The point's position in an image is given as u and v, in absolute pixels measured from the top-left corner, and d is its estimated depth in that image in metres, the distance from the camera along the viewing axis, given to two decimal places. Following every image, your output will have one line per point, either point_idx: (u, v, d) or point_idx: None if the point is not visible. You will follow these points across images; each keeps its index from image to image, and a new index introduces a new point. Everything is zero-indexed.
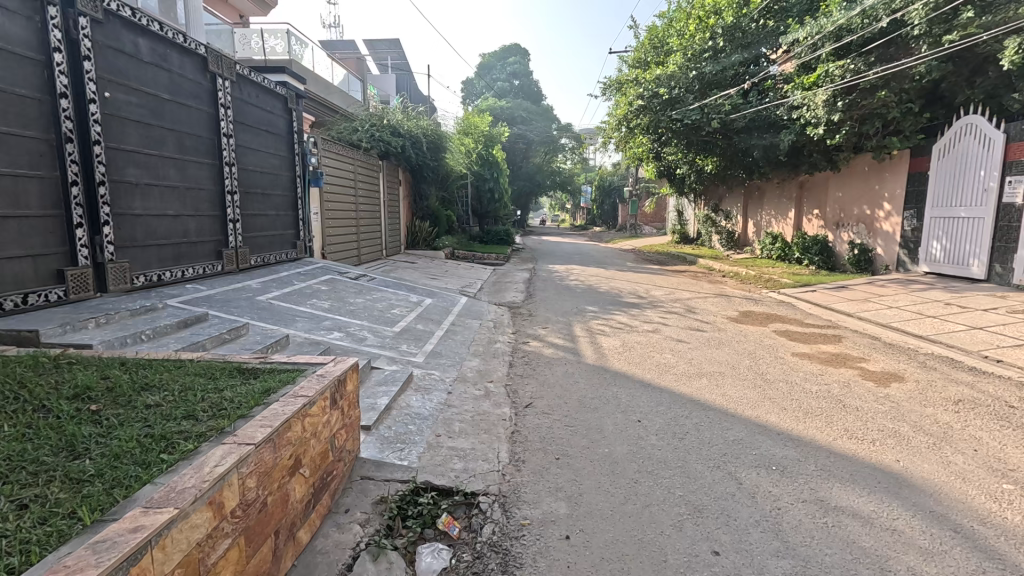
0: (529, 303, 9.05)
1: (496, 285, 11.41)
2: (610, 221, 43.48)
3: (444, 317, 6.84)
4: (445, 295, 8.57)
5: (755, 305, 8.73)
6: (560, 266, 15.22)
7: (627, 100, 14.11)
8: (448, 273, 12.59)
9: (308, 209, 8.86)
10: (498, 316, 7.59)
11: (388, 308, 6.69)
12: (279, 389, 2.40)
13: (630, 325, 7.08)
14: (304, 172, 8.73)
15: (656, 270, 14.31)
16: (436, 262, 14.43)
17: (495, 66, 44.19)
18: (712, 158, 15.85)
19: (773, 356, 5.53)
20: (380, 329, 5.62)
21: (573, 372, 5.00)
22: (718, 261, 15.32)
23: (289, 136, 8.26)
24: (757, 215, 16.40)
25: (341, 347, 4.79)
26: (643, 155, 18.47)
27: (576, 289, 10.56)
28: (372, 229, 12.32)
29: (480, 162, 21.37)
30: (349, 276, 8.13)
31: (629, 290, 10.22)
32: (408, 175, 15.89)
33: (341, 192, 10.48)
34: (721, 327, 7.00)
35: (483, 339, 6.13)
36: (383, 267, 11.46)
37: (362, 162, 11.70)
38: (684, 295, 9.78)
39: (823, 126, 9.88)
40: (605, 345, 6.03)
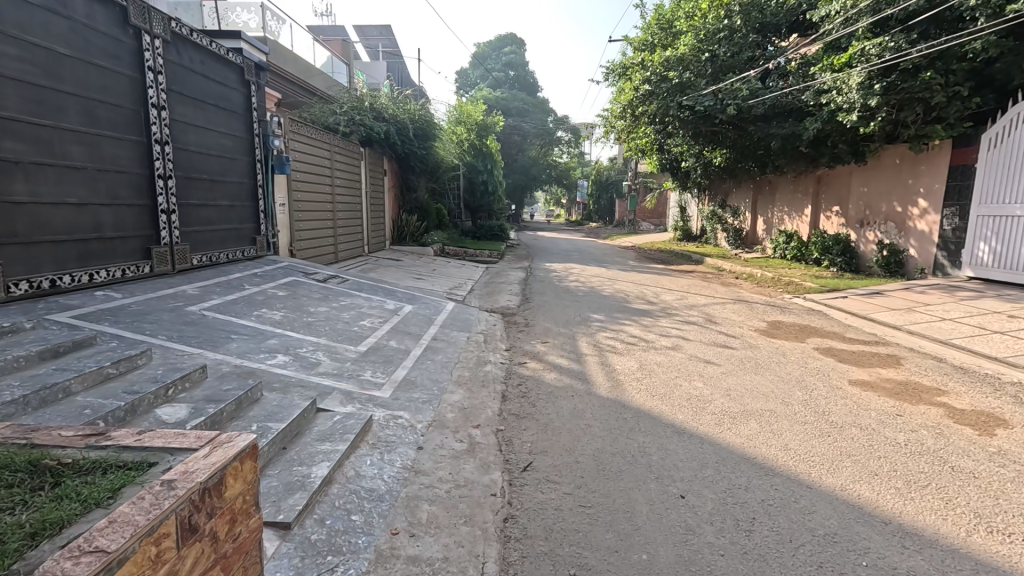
0: (526, 309, 7.93)
1: (488, 286, 10.30)
2: (607, 216, 42.35)
3: (424, 330, 5.74)
4: (428, 299, 7.45)
5: (782, 313, 7.67)
6: (558, 265, 14.13)
7: (632, 85, 13.00)
8: (436, 272, 11.47)
9: (271, 200, 7.65)
10: (490, 326, 6.49)
11: (356, 319, 5.57)
12: (67, 527, 1.29)
13: (645, 340, 6.01)
14: (267, 157, 7.52)
15: (661, 270, 13.26)
16: (424, 259, 13.29)
17: (490, 56, 42.80)
18: (722, 149, 14.78)
19: (827, 386, 4.48)
20: (339, 350, 4.50)
21: (582, 409, 3.93)
22: (727, 260, 14.29)
23: (246, 114, 7.05)
24: (769, 212, 15.35)
25: (280, 376, 3.66)
26: (647, 147, 17.36)
27: (577, 292, 9.46)
28: (352, 223, 11.16)
29: (473, 154, 20.58)
30: (316, 278, 6.98)
31: (637, 295, 9.13)
32: (395, 165, 14.69)
33: (315, 180, 9.32)
34: (751, 342, 5.96)
35: (471, 359, 5.03)
36: (362, 267, 10.32)
37: (341, 148, 10.53)
38: (699, 300, 8.71)
39: (855, 112, 8.75)
40: (619, 368, 4.96)
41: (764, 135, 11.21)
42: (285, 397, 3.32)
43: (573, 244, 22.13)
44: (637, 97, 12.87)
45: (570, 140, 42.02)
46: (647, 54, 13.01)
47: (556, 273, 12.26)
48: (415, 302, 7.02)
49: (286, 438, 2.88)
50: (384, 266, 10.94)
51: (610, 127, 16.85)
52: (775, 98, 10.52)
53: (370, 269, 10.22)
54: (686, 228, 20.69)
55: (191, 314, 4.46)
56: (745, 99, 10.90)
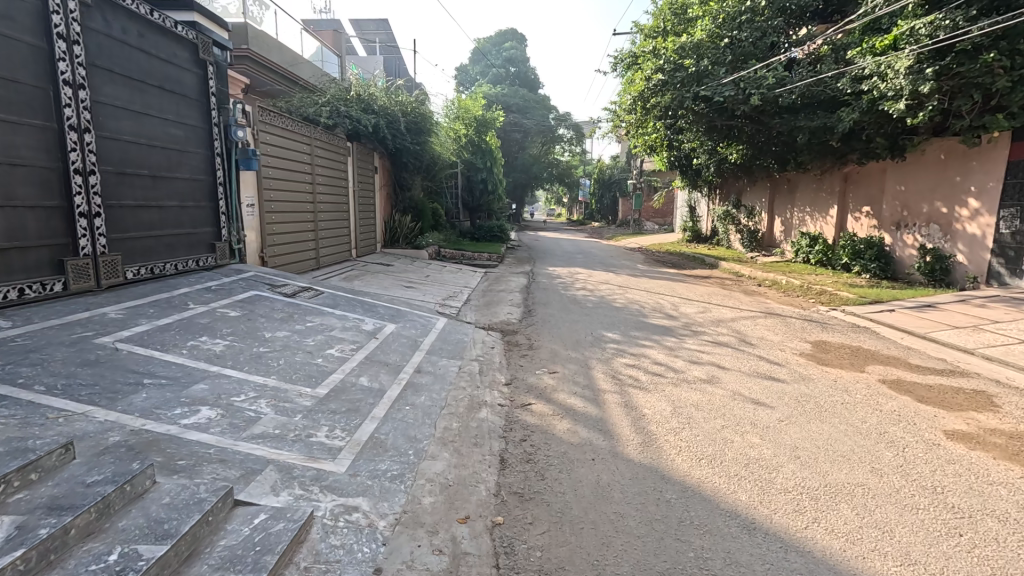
0: (528, 325, 6.92)
1: (485, 296, 9.31)
2: (609, 216, 41.34)
3: (406, 358, 4.74)
4: (415, 314, 6.45)
5: (824, 331, 6.65)
6: (562, 269, 13.12)
7: (642, 75, 11.98)
8: (429, 279, 10.48)
9: (236, 199, 6.63)
10: (486, 350, 5.49)
11: (322, 347, 4.55)
12: None
13: (673, 369, 5.00)
14: (230, 150, 6.48)
15: (674, 276, 12.25)
16: (417, 264, 12.28)
17: (490, 52, 41.67)
18: (739, 143, 13.77)
19: (919, 441, 3.47)
20: (290, 395, 3.49)
21: (608, 482, 2.93)
22: (743, 265, 13.29)
23: (203, 100, 6.02)
24: (787, 212, 14.34)
25: (193, 444, 2.65)
26: (656, 142, 16.35)
27: (585, 303, 8.45)
28: (337, 224, 10.18)
29: (472, 150, 19.63)
30: (285, 291, 5.99)
31: (652, 307, 8.13)
32: (386, 162, 13.70)
33: (293, 178, 8.35)
34: (799, 372, 4.95)
35: (461, 402, 4.02)
36: (347, 273, 9.34)
37: (324, 142, 9.54)
38: (724, 313, 7.69)
39: (902, 100, 7.73)
40: (646, 411, 3.96)
41: (791, 128, 10.19)
42: (190, 484, 2.31)
43: (576, 246, 21.16)
44: (648, 87, 11.83)
45: (572, 138, 40.97)
46: (660, 41, 11.97)
47: (561, 279, 11.27)
48: (400, 319, 6.02)
49: (166, 572, 1.86)
50: (372, 273, 9.95)
51: (617, 121, 15.84)
52: (806, 87, 9.48)
53: (355, 276, 9.23)
54: (695, 228, 19.70)
55: (97, 348, 3.43)
56: (771, 88, 9.87)
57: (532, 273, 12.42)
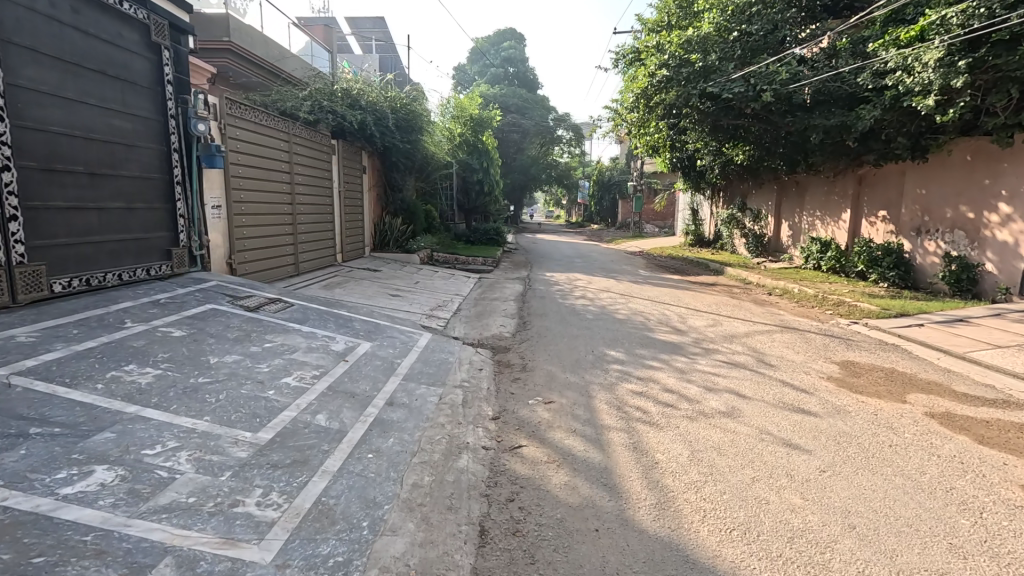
0: (522, 341, 6.27)
1: (476, 305, 8.65)
2: (608, 218, 40.73)
3: (378, 387, 4.08)
4: (395, 328, 5.79)
5: (849, 349, 6.01)
6: (561, 275, 12.49)
7: (645, 71, 11.37)
8: (418, 286, 9.82)
9: (197, 201, 5.96)
10: (472, 373, 4.83)
11: (278, 373, 3.89)
12: None
13: (686, 398, 4.35)
14: (190, 146, 5.82)
15: (678, 283, 11.64)
16: (407, 269, 11.64)
17: (490, 52, 41.01)
18: (746, 142, 13.17)
19: (998, 503, 2.82)
20: (221, 444, 2.82)
21: (617, 568, 2.27)
22: (750, 271, 12.68)
23: (156, 88, 5.36)
24: (796, 216, 13.73)
25: (64, 527, 1.98)
26: (659, 142, 15.73)
27: (585, 315, 7.80)
28: (319, 227, 9.53)
29: (468, 150, 18.97)
30: (250, 304, 5.33)
31: (657, 319, 7.48)
32: (376, 161, 13.05)
33: (268, 178, 7.72)
34: (831, 402, 4.30)
35: (437, 445, 3.35)
36: (328, 280, 8.68)
37: (306, 139, 8.91)
38: (737, 327, 7.05)
39: (930, 96, 7.10)
40: (659, 458, 3.30)
41: (805, 127, 9.56)
42: None
43: (575, 249, 20.53)
44: (652, 84, 11.20)
45: (571, 139, 40.37)
46: (664, 35, 11.34)
47: (559, 286, 10.63)
48: (377, 336, 5.35)
49: None
50: (357, 280, 9.30)
51: (619, 120, 15.21)
52: (822, 82, 8.86)
53: (337, 284, 8.58)
54: (697, 232, 19.07)
55: None
56: (784, 83, 9.25)
57: (529, 279, 11.79)
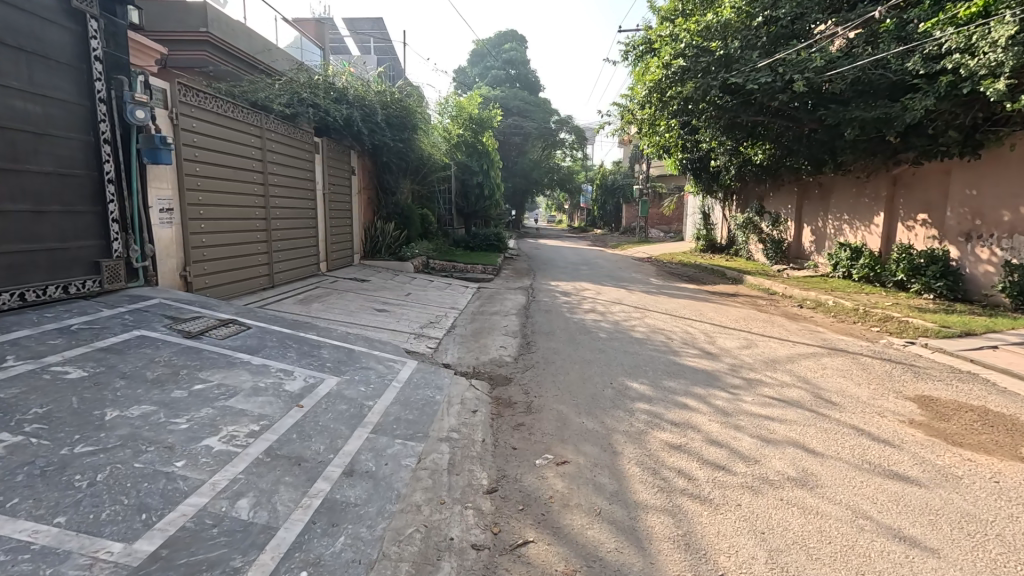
0: (525, 368, 5.29)
1: (473, 320, 7.69)
2: (612, 223, 39.82)
3: (337, 446, 3.08)
4: (372, 355, 4.82)
5: (918, 378, 5.02)
6: (567, 284, 11.52)
7: (658, 62, 10.43)
8: (409, 297, 8.86)
9: (137, 203, 5.00)
10: (464, 418, 3.85)
11: (200, 431, 2.89)
12: None
13: (740, 457, 3.35)
14: (128, 137, 4.86)
15: (694, 293, 10.65)
16: (399, 278, 10.69)
17: (490, 54, 40.14)
18: (765, 140, 12.21)
19: None
20: (65, 571, 1.81)
21: None
22: (772, 280, 11.68)
23: (79, 65, 4.40)
24: (820, 219, 12.76)
25: None
26: (670, 141, 14.79)
27: (597, 333, 6.81)
28: (299, 233, 8.60)
29: (468, 152, 18.01)
30: (193, 329, 4.36)
31: (681, 339, 6.50)
32: (368, 161, 12.14)
33: (236, 179, 6.80)
34: (930, 461, 3.30)
35: (408, 548, 2.36)
36: (307, 293, 7.72)
37: (283, 135, 7.98)
38: (776, 348, 6.05)
39: (998, 79, 6.13)
40: (725, 565, 2.30)
41: (840, 121, 8.62)
42: None
43: (579, 256, 19.55)
44: (666, 76, 10.24)
45: (573, 143, 39.51)
46: (679, 23, 10.42)
47: (565, 297, 9.65)
48: (347, 367, 4.37)
49: None
50: (341, 291, 8.35)
51: (628, 118, 14.26)
52: (860, 70, 7.92)
53: (317, 297, 7.63)
54: (709, 237, 18.12)
55: None
56: (818, 72, 8.32)
57: (532, 289, 10.82)
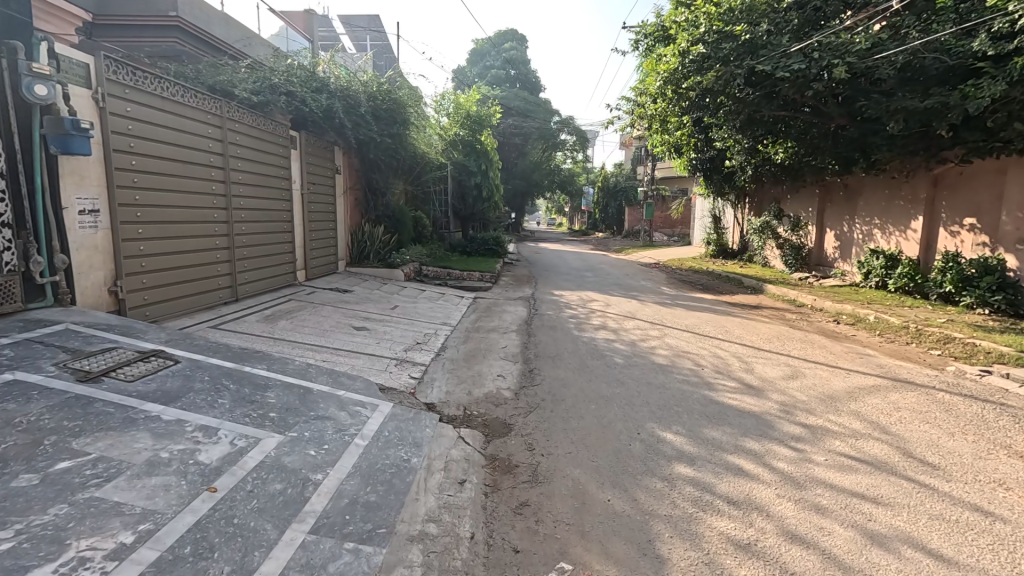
0: (528, 408, 4.29)
1: (466, 340, 6.69)
2: (613, 226, 38.84)
3: (252, 566, 2.06)
4: (333, 396, 3.80)
5: (1017, 423, 4.03)
6: (572, 294, 10.53)
7: (674, 49, 9.45)
8: (395, 310, 7.85)
9: (43, 203, 4.02)
10: (446, 500, 2.83)
11: (31, 553, 1.87)
12: None
13: (842, 568, 2.34)
14: (27, 120, 3.88)
15: (713, 305, 9.67)
16: (388, 288, 9.69)
17: (489, 53, 39.08)
18: (787, 136, 11.25)
19: None
20: None
21: None
22: (797, 290, 10.70)
23: None
24: (845, 224, 11.80)
25: None
26: (682, 137, 13.79)
27: (611, 358, 5.79)
28: (269, 238, 7.62)
29: (466, 152, 16.99)
30: (96, 366, 3.34)
31: (712, 366, 5.48)
32: (355, 159, 11.14)
33: (190, 176, 5.81)
34: None
35: None
36: (276, 309, 6.72)
37: (250, 127, 6.99)
38: (827, 379, 5.06)
39: None
40: None
41: (882, 114, 7.66)
42: None
43: (582, 261, 18.56)
44: (683, 64, 9.26)
45: (574, 144, 38.53)
46: (697, 7, 9.46)
47: (571, 310, 8.65)
48: (296, 417, 3.35)
49: None
50: (316, 305, 7.35)
51: (637, 112, 13.28)
52: (910, 53, 6.98)
53: (286, 313, 6.62)
54: (720, 242, 17.13)
55: None
56: (861, 57, 7.38)
57: (533, 300, 9.83)
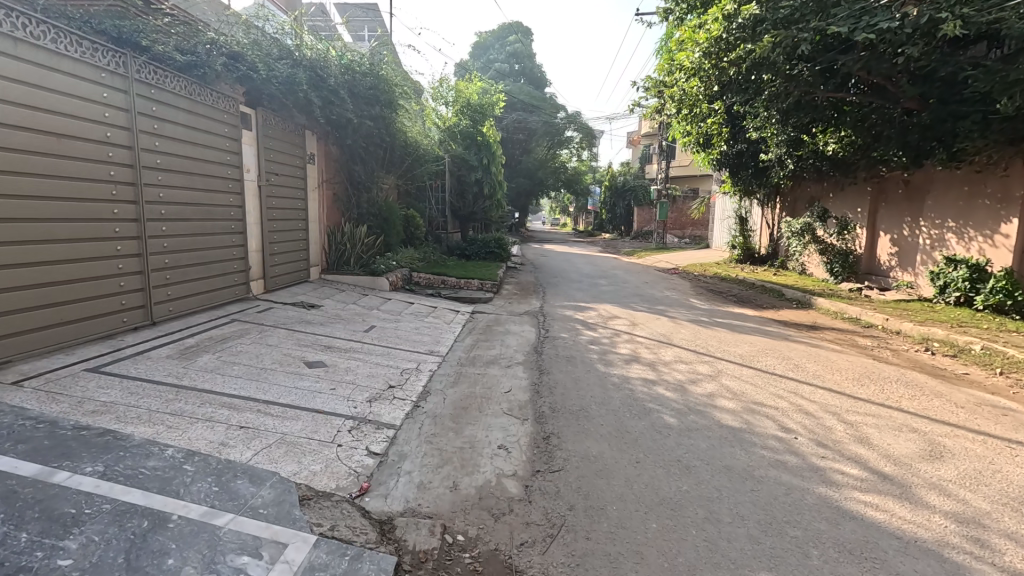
0: (549, 528, 2.63)
1: (457, 380, 5.01)
2: (621, 227, 37.11)
3: None
4: (200, 533, 2.10)
5: None
6: (589, 309, 8.86)
7: (717, 14, 7.96)
8: (367, 334, 6.17)
9: None
10: None
11: None
12: None
13: None
14: None
15: (761, 325, 7.99)
16: (368, 301, 8.05)
17: (493, 45, 37.38)
18: (843, 122, 9.62)
19: None
20: None
21: None
22: (856, 305, 9.03)
23: None
24: (907, 227, 10.23)
25: None
26: (712, 126, 12.16)
27: (658, 415, 4.12)
28: (208, 241, 5.99)
29: (465, 145, 15.27)
30: None
31: (807, 433, 3.80)
32: (333, 148, 9.51)
33: (68, 157, 4.16)
34: None
35: None
36: (205, 336, 5.06)
37: (173, 95, 5.35)
38: (989, 461, 3.39)
39: None
40: None
41: (995, 87, 6.17)
42: None
43: (594, 266, 16.90)
44: (728, 32, 7.78)
45: (581, 141, 36.86)
46: None
47: (591, 334, 6.98)
48: None
49: None
50: (264, 328, 5.69)
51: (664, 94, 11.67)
52: None
53: (217, 343, 4.96)
54: (748, 246, 15.48)
55: None
56: (978, 11, 5.94)
57: (544, 317, 8.16)
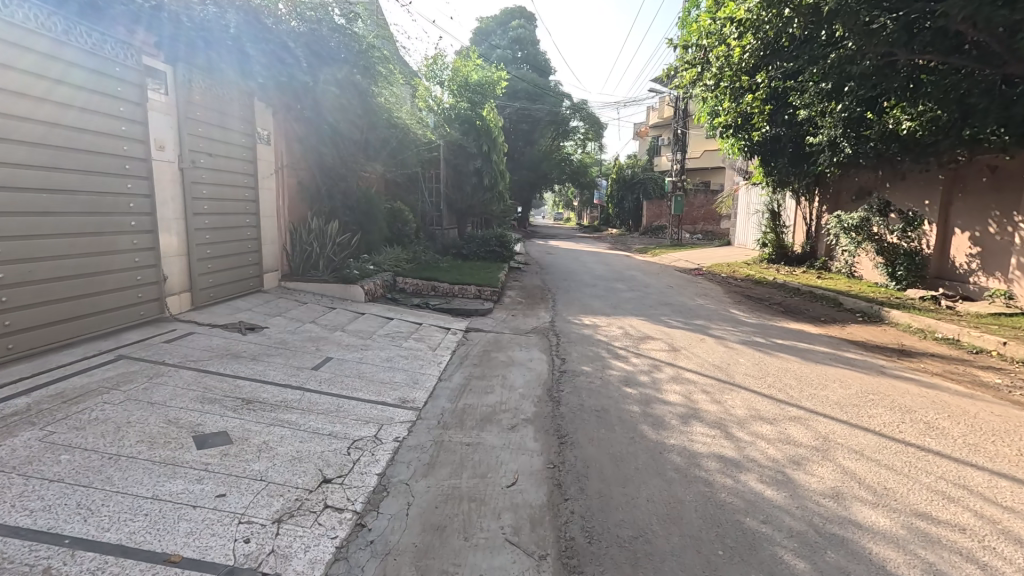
0: None
1: (433, 462, 3.26)
2: (628, 222, 35.25)
3: None
4: None
5: None
6: (612, 325, 7.11)
7: None
8: (315, 373, 4.42)
9: None
10: None
11: None
12: None
13: None
14: None
15: (836, 349, 6.24)
16: (334, 318, 6.30)
17: (495, 31, 35.41)
18: (921, 96, 7.88)
19: None
20: None
21: None
22: (943, 320, 7.28)
23: None
24: (994, 223, 8.53)
25: None
26: (754, 103, 10.41)
27: (775, 555, 2.37)
28: (86, 244, 4.26)
29: (463, 130, 13.26)
30: None
31: None
32: (296, 125, 7.75)
33: None
34: None
35: None
36: (50, 392, 3.33)
37: (16, 30, 3.65)
38: None
39: None
40: None
41: None
42: None
43: (606, 266, 15.13)
44: None
45: (586, 131, 34.96)
46: None
47: (622, 366, 5.23)
48: None
49: None
50: (159, 370, 3.95)
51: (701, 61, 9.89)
52: None
53: (65, 402, 3.23)
54: (782, 244, 13.68)
55: None
56: None
57: (556, 338, 6.41)
